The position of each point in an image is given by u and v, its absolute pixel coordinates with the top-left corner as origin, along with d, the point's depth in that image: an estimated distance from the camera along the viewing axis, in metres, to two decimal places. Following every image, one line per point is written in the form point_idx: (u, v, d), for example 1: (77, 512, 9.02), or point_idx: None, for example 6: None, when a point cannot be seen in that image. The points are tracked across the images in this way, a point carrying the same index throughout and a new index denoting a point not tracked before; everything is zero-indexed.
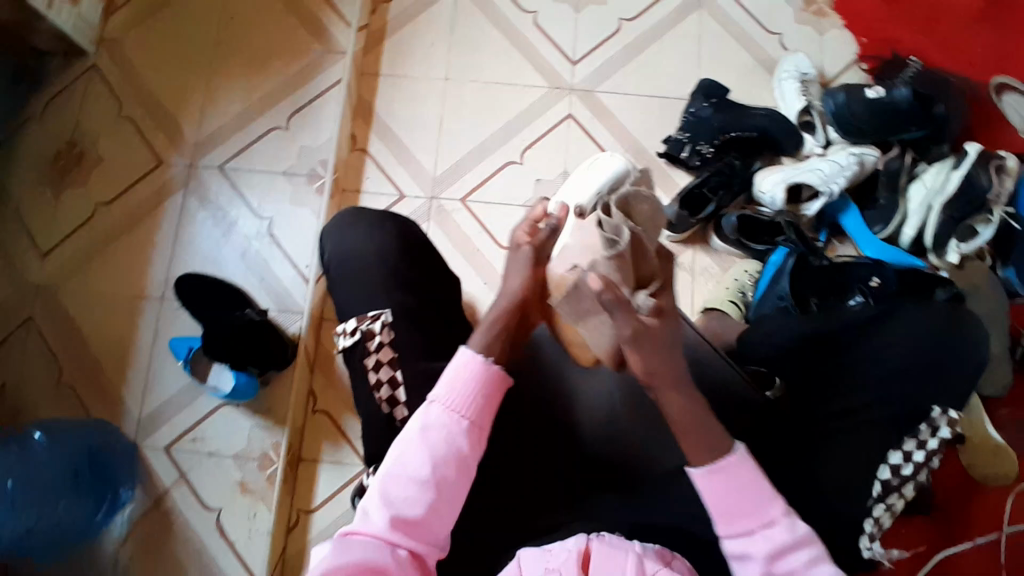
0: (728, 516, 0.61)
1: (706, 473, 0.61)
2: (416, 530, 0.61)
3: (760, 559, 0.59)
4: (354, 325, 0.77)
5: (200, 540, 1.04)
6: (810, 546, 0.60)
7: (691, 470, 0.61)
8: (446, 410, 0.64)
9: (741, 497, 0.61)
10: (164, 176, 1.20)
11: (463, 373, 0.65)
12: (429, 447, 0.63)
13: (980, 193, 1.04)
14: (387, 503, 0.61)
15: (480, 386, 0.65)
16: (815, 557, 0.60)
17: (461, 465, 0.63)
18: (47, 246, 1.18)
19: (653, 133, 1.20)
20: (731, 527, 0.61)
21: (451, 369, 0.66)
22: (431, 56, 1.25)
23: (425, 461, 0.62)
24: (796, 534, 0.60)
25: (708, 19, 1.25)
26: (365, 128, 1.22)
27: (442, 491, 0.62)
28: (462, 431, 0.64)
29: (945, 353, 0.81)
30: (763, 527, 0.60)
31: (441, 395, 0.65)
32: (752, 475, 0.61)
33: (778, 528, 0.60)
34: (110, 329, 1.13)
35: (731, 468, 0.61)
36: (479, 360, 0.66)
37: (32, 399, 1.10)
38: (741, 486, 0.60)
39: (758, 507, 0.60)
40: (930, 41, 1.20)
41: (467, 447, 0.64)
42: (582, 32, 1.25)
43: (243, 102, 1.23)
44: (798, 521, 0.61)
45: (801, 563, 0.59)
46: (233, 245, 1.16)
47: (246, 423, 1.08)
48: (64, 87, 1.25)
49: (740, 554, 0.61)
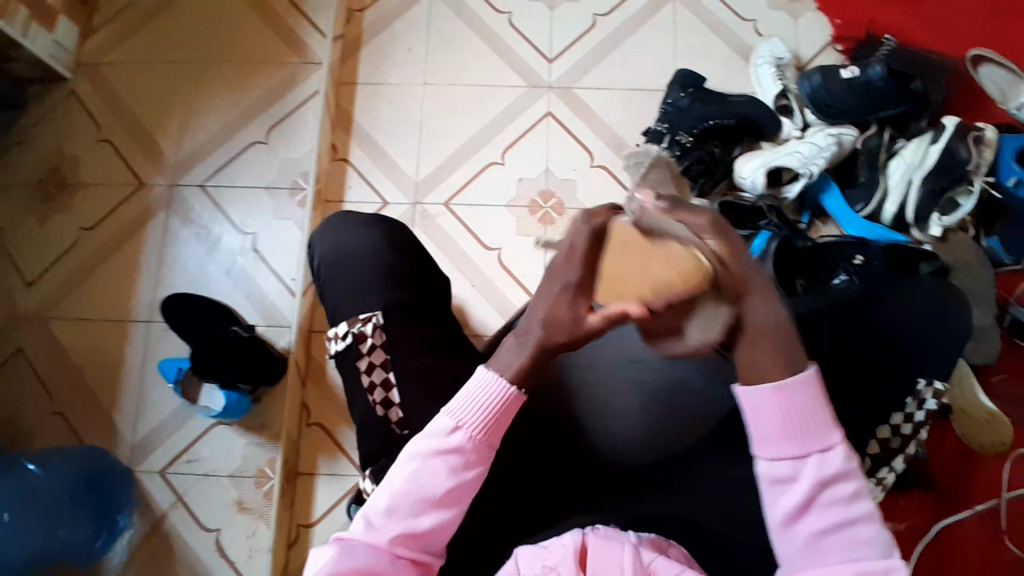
0: (779, 437, 0.59)
1: (770, 391, 0.58)
2: (420, 542, 0.61)
3: (804, 486, 0.58)
4: (345, 329, 0.76)
5: (201, 561, 1.03)
6: (855, 481, 0.58)
7: (745, 387, 0.60)
8: (467, 437, 0.63)
9: (804, 418, 0.58)
10: (146, 198, 1.19)
11: (485, 399, 0.63)
12: (445, 467, 0.62)
13: (961, 164, 1.06)
14: (394, 516, 0.61)
15: (503, 414, 0.63)
16: (859, 493, 0.58)
17: (472, 486, 0.63)
18: (32, 274, 1.17)
19: (634, 125, 1.21)
20: (779, 446, 0.59)
21: (473, 388, 0.64)
22: (408, 62, 1.25)
23: (440, 483, 0.62)
24: (847, 466, 0.58)
25: (682, 10, 1.26)
26: (345, 138, 1.22)
27: (451, 509, 0.62)
28: (479, 457, 0.63)
29: (939, 332, 0.81)
30: (818, 453, 0.58)
31: (465, 419, 0.63)
32: (817, 395, 0.59)
33: (833, 457, 0.58)
34: (100, 353, 1.12)
35: (802, 388, 0.58)
36: (505, 389, 0.63)
37: (25, 428, 1.10)
38: (804, 406, 0.58)
39: (818, 431, 0.58)
40: (901, 18, 1.21)
41: (481, 469, 0.63)
42: (558, 30, 1.26)
43: (222, 119, 1.22)
44: (851, 454, 0.59)
45: (845, 495, 0.58)
46: (218, 262, 1.15)
47: (240, 441, 1.07)
48: (42, 114, 1.24)
49: (785, 477, 0.59)
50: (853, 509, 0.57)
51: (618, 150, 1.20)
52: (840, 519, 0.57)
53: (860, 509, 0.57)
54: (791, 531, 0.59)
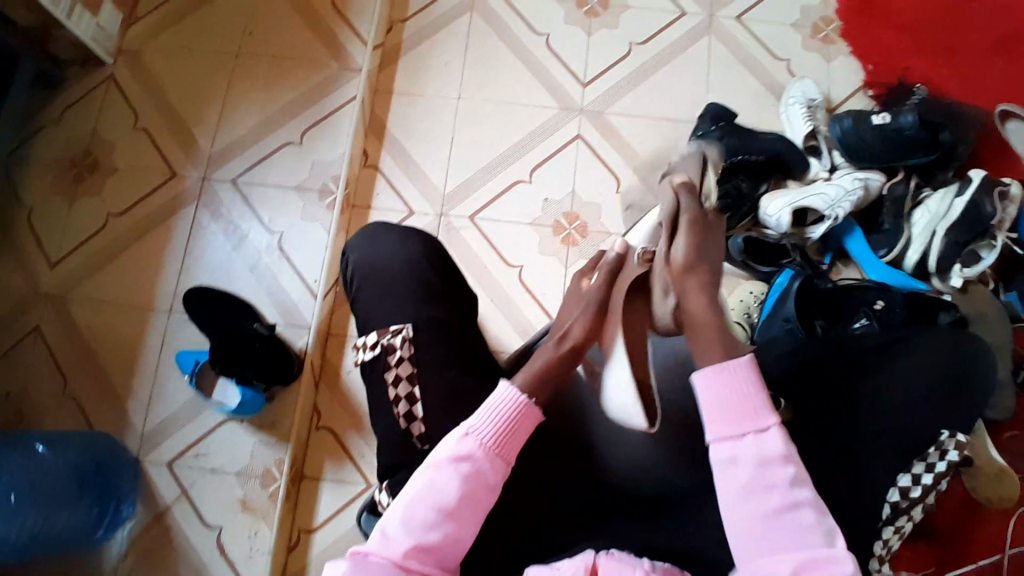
0: (723, 418, 0.63)
1: (710, 371, 0.64)
2: (432, 556, 0.61)
3: (744, 460, 0.60)
4: (374, 339, 0.77)
5: (202, 556, 1.03)
6: (796, 467, 0.60)
7: (697, 371, 0.65)
8: (479, 444, 0.64)
9: (741, 398, 0.63)
10: (175, 188, 1.21)
11: (500, 408, 0.65)
12: (457, 477, 0.62)
13: (986, 219, 1.06)
14: (407, 528, 0.61)
15: (516, 423, 0.65)
16: (801, 476, 0.60)
17: (485, 500, 0.63)
18: (56, 255, 1.18)
19: (663, 155, 1.22)
20: (718, 419, 0.63)
21: (487, 402, 0.66)
22: (445, 74, 1.26)
23: (451, 493, 0.62)
24: (785, 450, 0.61)
25: (718, 44, 1.27)
26: (377, 145, 1.23)
27: (463, 519, 0.62)
28: (493, 467, 0.63)
29: (956, 381, 0.82)
30: (755, 433, 0.62)
31: (477, 427, 0.65)
32: (751, 379, 0.64)
33: (763, 438, 0.61)
34: (118, 339, 1.13)
35: (736, 366, 0.64)
36: (517, 397, 0.66)
37: (38, 407, 1.10)
38: (742, 386, 0.63)
39: (756, 412, 0.62)
40: (934, 71, 1.23)
41: (493, 481, 0.63)
42: (594, 55, 1.27)
43: (258, 116, 1.24)
44: (789, 439, 0.61)
45: (784, 480, 0.59)
46: (243, 258, 1.16)
47: (249, 439, 1.07)
48: (81, 97, 1.26)
49: (726, 456, 0.62)
50: (796, 494, 0.59)
51: None
52: (778, 503, 0.59)
53: (799, 495, 0.59)
54: (747, 507, 0.60)
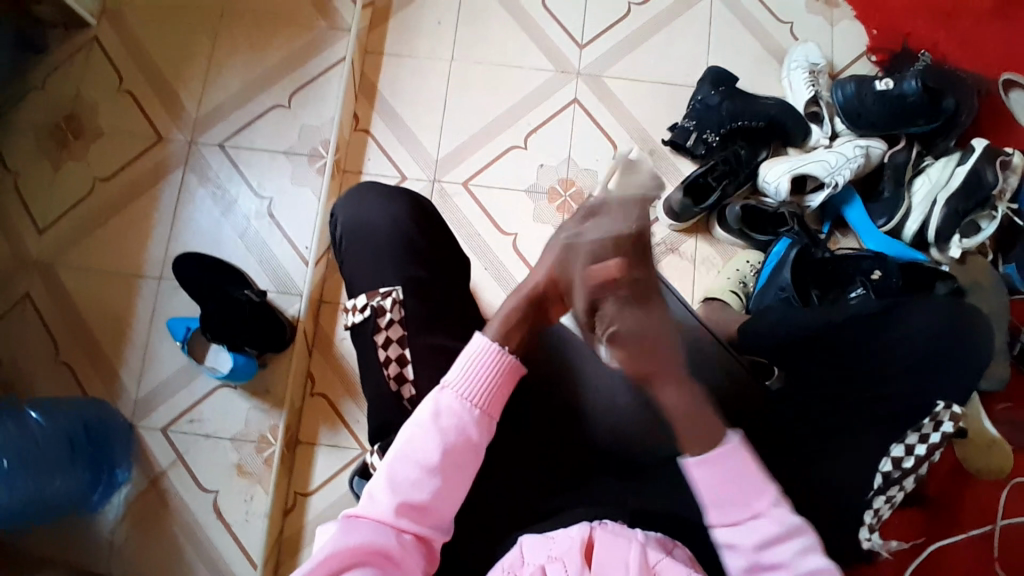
0: (724, 504, 0.63)
1: (697, 463, 0.63)
2: (423, 514, 0.61)
3: (746, 549, 0.61)
4: (364, 302, 0.76)
5: (197, 522, 1.04)
6: (803, 537, 0.61)
7: (684, 459, 0.64)
8: (458, 397, 0.65)
9: (739, 486, 0.63)
10: (163, 153, 1.18)
11: (479, 362, 0.66)
12: (439, 433, 0.63)
13: (986, 188, 1.04)
14: (394, 488, 0.61)
15: (496, 376, 0.66)
16: (806, 547, 0.61)
17: (472, 452, 0.64)
18: (44, 222, 1.16)
19: (660, 120, 1.19)
20: (720, 516, 0.63)
21: (462, 359, 0.67)
22: (437, 36, 1.23)
23: (436, 448, 0.62)
24: (786, 525, 0.62)
25: (719, 5, 1.23)
26: (368, 109, 1.20)
27: (451, 477, 0.62)
28: (474, 419, 0.64)
29: (954, 346, 0.80)
30: (751, 518, 0.62)
31: (454, 381, 0.65)
32: (746, 462, 0.63)
33: (764, 520, 0.62)
34: (108, 307, 1.12)
35: (727, 454, 0.63)
36: (495, 350, 0.67)
37: (30, 374, 1.09)
38: (732, 472, 0.63)
39: (750, 495, 0.62)
40: (940, 33, 1.19)
41: (476, 435, 0.64)
42: (591, 16, 1.23)
43: (245, 78, 1.20)
44: (787, 513, 0.62)
45: (790, 554, 0.61)
46: (233, 224, 1.14)
47: (243, 405, 1.07)
48: (64, 58, 1.22)
49: (729, 543, 0.63)
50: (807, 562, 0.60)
51: (643, 144, 1.18)
52: None
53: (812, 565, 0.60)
54: None
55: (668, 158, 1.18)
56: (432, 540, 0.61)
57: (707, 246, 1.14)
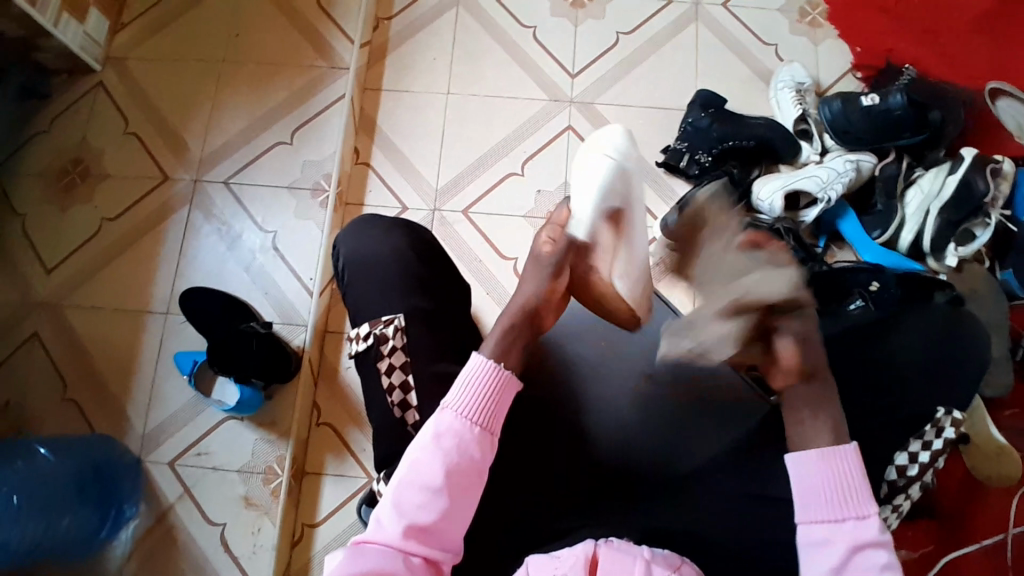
0: (821, 500, 0.62)
1: (819, 456, 0.63)
2: (430, 537, 0.61)
3: (839, 547, 0.59)
4: (368, 329, 0.77)
5: (205, 557, 1.03)
6: (889, 553, 0.59)
7: (800, 452, 0.64)
8: (457, 416, 0.64)
9: (847, 489, 0.61)
10: (169, 192, 1.21)
11: (475, 380, 0.66)
12: (441, 453, 0.63)
13: (978, 196, 1.05)
14: (401, 513, 0.61)
15: (493, 391, 0.66)
16: (892, 565, 0.58)
17: (474, 471, 0.63)
18: (53, 262, 1.18)
19: (653, 143, 1.22)
20: (813, 515, 0.61)
21: (460, 377, 0.66)
22: (433, 70, 1.27)
23: (438, 469, 0.62)
24: (882, 537, 0.59)
25: (705, 31, 1.28)
26: (368, 143, 1.24)
27: (455, 497, 0.62)
28: (474, 438, 0.64)
29: (950, 352, 0.81)
30: (856, 519, 0.60)
31: (454, 401, 0.65)
32: (861, 474, 0.62)
33: (870, 522, 0.60)
34: (115, 345, 1.13)
35: (847, 458, 0.63)
36: (489, 364, 0.66)
37: (37, 413, 1.10)
38: (851, 475, 0.62)
39: (859, 500, 0.61)
40: (923, 49, 1.23)
41: (479, 453, 0.64)
42: (582, 47, 1.27)
43: (248, 117, 1.24)
44: (889, 530, 0.60)
45: (878, 564, 0.58)
46: (238, 257, 1.17)
47: (249, 438, 1.08)
48: (73, 102, 1.27)
49: (821, 538, 0.60)
50: None
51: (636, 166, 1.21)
52: None
53: None
54: None
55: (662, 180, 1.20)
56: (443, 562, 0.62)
57: None
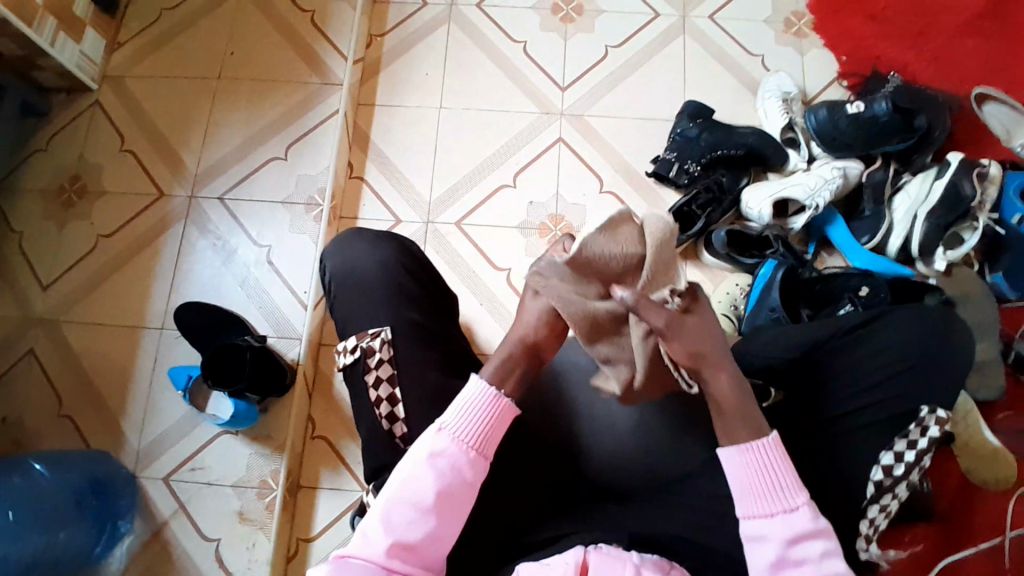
0: (751, 495, 0.64)
1: (737, 450, 0.65)
2: (415, 556, 0.62)
3: (776, 541, 0.62)
4: (354, 343, 0.77)
5: (200, 572, 1.03)
6: (826, 539, 0.62)
7: (723, 448, 0.66)
8: (454, 438, 0.65)
9: (773, 480, 0.64)
10: (164, 208, 1.22)
11: (474, 404, 0.67)
12: (435, 472, 0.64)
13: (966, 201, 1.06)
14: (389, 528, 0.62)
15: (491, 417, 0.67)
16: (831, 551, 0.61)
17: (466, 494, 0.64)
18: (49, 278, 1.19)
19: (643, 153, 1.24)
20: (752, 511, 0.63)
21: (459, 400, 0.67)
22: (425, 85, 1.29)
23: (431, 488, 0.63)
24: (818, 524, 0.62)
25: (692, 43, 1.30)
26: (361, 157, 1.25)
27: (444, 517, 0.63)
28: (469, 461, 0.65)
29: (934, 350, 0.80)
30: (786, 513, 0.62)
31: (451, 423, 0.66)
32: (784, 462, 0.64)
33: (800, 513, 0.62)
34: (110, 360, 1.14)
35: (769, 448, 0.64)
36: (491, 392, 0.67)
37: (33, 429, 1.10)
38: (777, 466, 0.64)
39: (787, 491, 0.63)
40: (908, 57, 1.24)
41: (472, 476, 0.65)
42: (571, 60, 1.30)
43: (243, 133, 1.26)
44: (820, 514, 0.63)
45: (815, 554, 0.61)
46: (233, 272, 1.17)
47: (244, 451, 1.08)
48: (69, 121, 1.28)
49: (757, 535, 0.63)
50: (827, 566, 0.60)
51: (627, 177, 1.22)
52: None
53: (833, 568, 0.60)
54: None
55: (652, 189, 1.21)
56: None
57: (696, 270, 1.16)
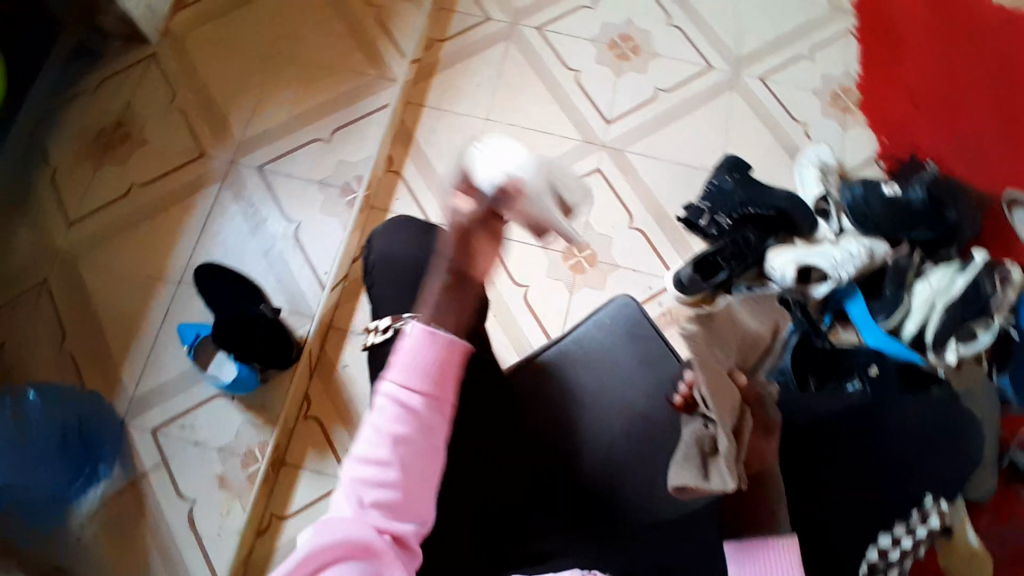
0: None
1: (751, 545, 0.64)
2: (394, 508, 0.60)
3: None
4: (388, 323, 0.78)
5: (169, 530, 1.02)
6: None
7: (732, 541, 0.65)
8: (401, 387, 0.62)
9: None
10: (201, 167, 1.24)
11: (414, 351, 0.63)
12: (388, 424, 0.61)
13: (984, 298, 1.08)
14: (359, 487, 0.60)
15: (436, 357, 0.63)
16: None
17: (426, 436, 0.62)
18: (76, 216, 1.20)
19: (675, 197, 1.26)
20: None
21: (397, 347, 0.64)
22: (476, 95, 1.31)
23: (386, 438, 0.61)
24: None
25: (740, 101, 1.32)
26: (402, 152, 1.27)
27: (411, 464, 0.61)
28: (418, 402, 0.62)
29: (942, 441, 0.83)
30: None
31: (395, 372, 0.63)
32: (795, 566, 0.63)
33: None
34: (121, 306, 1.14)
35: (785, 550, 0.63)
36: (425, 334, 0.64)
37: (31, 360, 1.11)
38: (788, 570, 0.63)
39: None
40: (946, 150, 1.27)
41: (426, 418, 0.62)
42: (621, 96, 1.33)
43: (292, 110, 1.28)
44: None
45: None
46: (258, 241, 1.19)
47: (236, 418, 1.07)
48: (125, 68, 1.31)
49: None
50: None
51: (656, 217, 1.25)
52: None
53: None
54: None
55: (679, 233, 1.24)
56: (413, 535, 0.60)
57: None
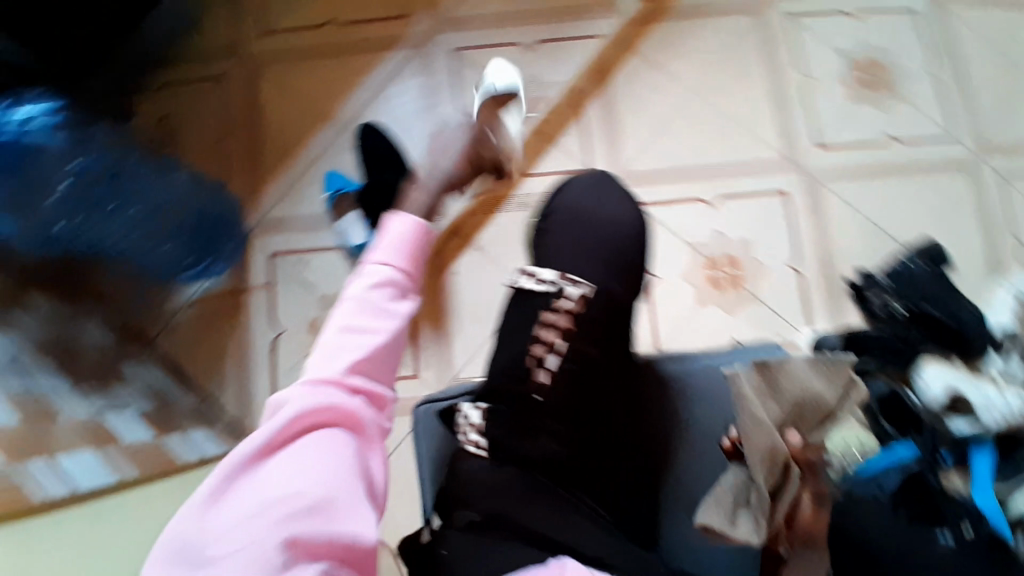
0: None
1: None
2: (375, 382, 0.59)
3: None
4: (552, 277, 0.71)
5: (251, 346, 1.07)
6: None
7: None
8: (385, 264, 0.65)
9: None
10: (401, 26, 1.21)
11: (398, 230, 0.67)
12: (378, 295, 0.62)
13: None
14: (341, 355, 0.58)
15: (416, 241, 0.67)
16: None
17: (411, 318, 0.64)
18: (274, 26, 1.21)
19: (850, 255, 1.14)
20: None
21: (384, 232, 0.67)
22: (691, 63, 1.22)
23: (383, 315, 0.61)
24: None
25: (971, 185, 1.16)
26: (594, 91, 1.21)
27: (395, 345, 0.61)
28: (406, 287, 0.65)
29: None
30: None
31: (383, 251, 0.65)
32: None
33: None
34: (283, 128, 1.16)
35: None
36: (414, 222, 0.68)
37: (190, 143, 1.16)
38: None
39: None
40: None
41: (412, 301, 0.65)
42: (841, 127, 1.19)
43: (507, 4, 1.23)
44: None
45: None
46: (426, 120, 1.17)
47: (344, 276, 1.09)
48: None
49: None
50: None
51: (822, 267, 1.14)
52: None
53: None
54: None
55: (837, 293, 1.13)
56: (390, 420, 0.61)
57: None
